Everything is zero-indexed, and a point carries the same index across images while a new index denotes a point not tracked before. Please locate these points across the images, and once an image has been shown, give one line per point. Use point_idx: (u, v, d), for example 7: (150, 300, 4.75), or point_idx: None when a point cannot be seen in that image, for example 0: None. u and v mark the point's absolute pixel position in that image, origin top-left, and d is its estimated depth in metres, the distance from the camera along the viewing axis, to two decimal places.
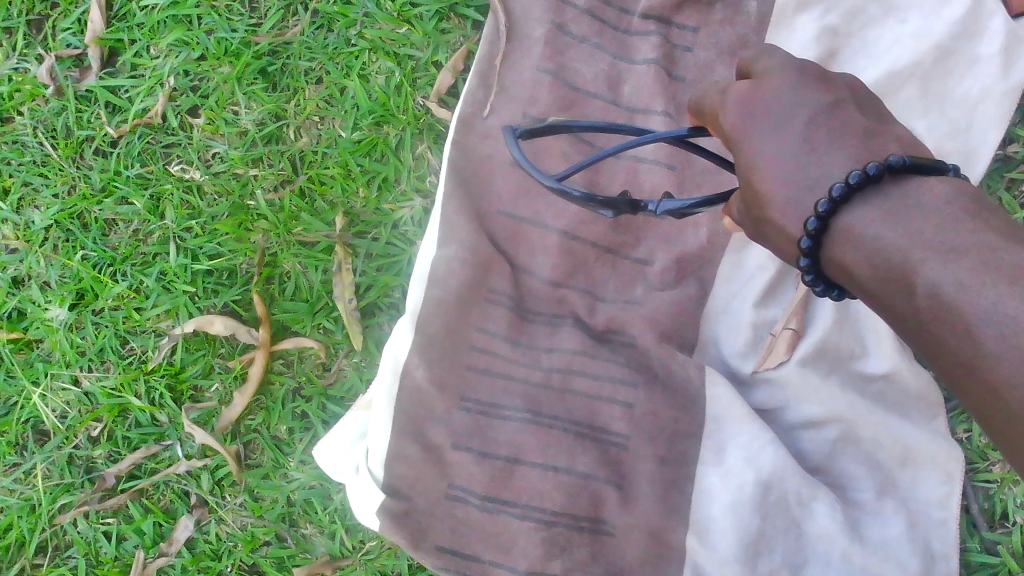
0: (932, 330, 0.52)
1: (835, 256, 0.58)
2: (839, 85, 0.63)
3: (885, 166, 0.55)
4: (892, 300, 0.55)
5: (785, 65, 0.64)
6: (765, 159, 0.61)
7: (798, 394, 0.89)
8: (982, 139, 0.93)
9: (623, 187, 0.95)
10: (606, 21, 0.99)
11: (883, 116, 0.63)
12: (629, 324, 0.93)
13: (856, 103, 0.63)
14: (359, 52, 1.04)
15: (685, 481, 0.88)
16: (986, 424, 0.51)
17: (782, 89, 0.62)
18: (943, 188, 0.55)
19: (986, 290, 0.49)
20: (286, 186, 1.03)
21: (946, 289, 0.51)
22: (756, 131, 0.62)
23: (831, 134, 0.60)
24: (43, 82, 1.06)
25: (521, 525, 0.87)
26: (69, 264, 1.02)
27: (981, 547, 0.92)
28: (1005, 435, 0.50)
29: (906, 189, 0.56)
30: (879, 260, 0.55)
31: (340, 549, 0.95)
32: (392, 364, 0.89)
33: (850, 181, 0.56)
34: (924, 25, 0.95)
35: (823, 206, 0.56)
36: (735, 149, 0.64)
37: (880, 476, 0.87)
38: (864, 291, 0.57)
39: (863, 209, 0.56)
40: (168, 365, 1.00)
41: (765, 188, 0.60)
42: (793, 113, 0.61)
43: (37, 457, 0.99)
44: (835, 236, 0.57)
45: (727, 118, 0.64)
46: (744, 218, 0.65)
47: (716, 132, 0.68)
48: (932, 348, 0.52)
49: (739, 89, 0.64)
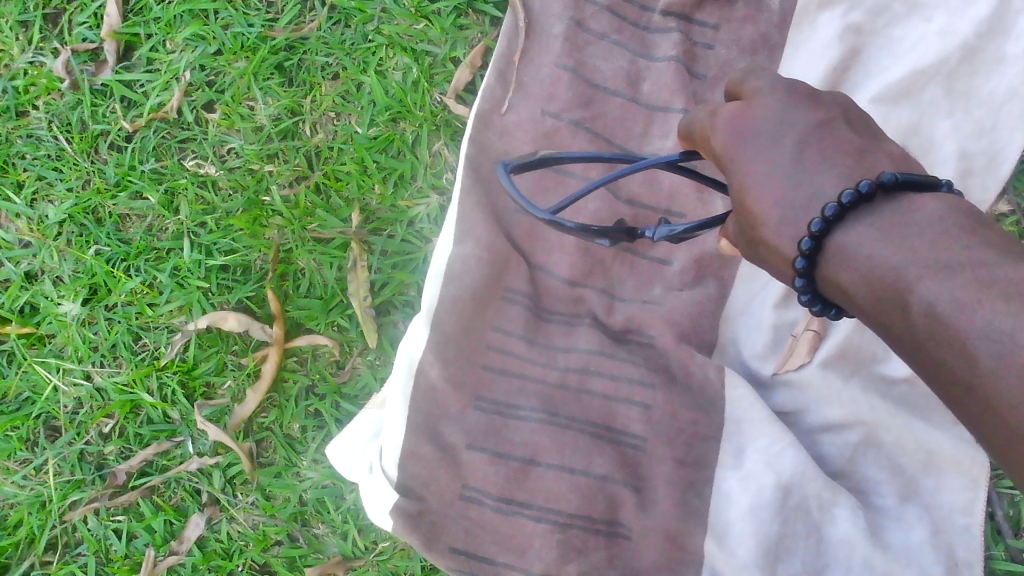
0: (930, 350, 0.50)
1: (830, 276, 0.57)
2: (829, 103, 0.62)
3: (877, 184, 0.55)
4: (889, 320, 0.54)
5: (774, 85, 0.63)
6: (757, 181, 0.60)
7: (821, 396, 0.88)
8: (1007, 140, 0.92)
9: (641, 188, 0.94)
10: (625, 17, 0.97)
11: (875, 132, 0.62)
12: (647, 324, 0.92)
13: (847, 121, 0.62)
14: (376, 48, 1.03)
15: (703, 484, 0.86)
16: (987, 445, 0.49)
17: (770, 109, 0.61)
18: (936, 204, 0.54)
19: (981, 308, 0.48)
20: (301, 181, 1.02)
21: (941, 307, 0.49)
22: (746, 151, 0.61)
23: (822, 152, 0.59)
24: (59, 76, 1.05)
25: (536, 527, 0.86)
26: (82, 259, 1.02)
27: (1006, 556, 0.90)
28: (1007, 459, 0.48)
29: (900, 207, 0.55)
30: (873, 279, 0.54)
31: (353, 550, 0.94)
32: (407, 362, 0.88)
33: (843, 201, 0.55)
34: (950, 23, 0.94)
35: (816, 226, 0.56)
36: (726, 170, 0.63)
37: (902, 481, 0.86)
38: (861, 312, 0.56)
39: (856, 228, 0.55)
40: (181, 362, 0.99)
41: (758, 209, 0.59)
42: (783, 132, 0.60)
43: (49, 453, 0.98)
44: (829, 255, 0.56)
45: (717, 139, 0.64)
46: (739, 239, 0.64)
47: (707, 153, 0.67)
48: (931, 368, 0.51)
49: (727, 110, 0.64)
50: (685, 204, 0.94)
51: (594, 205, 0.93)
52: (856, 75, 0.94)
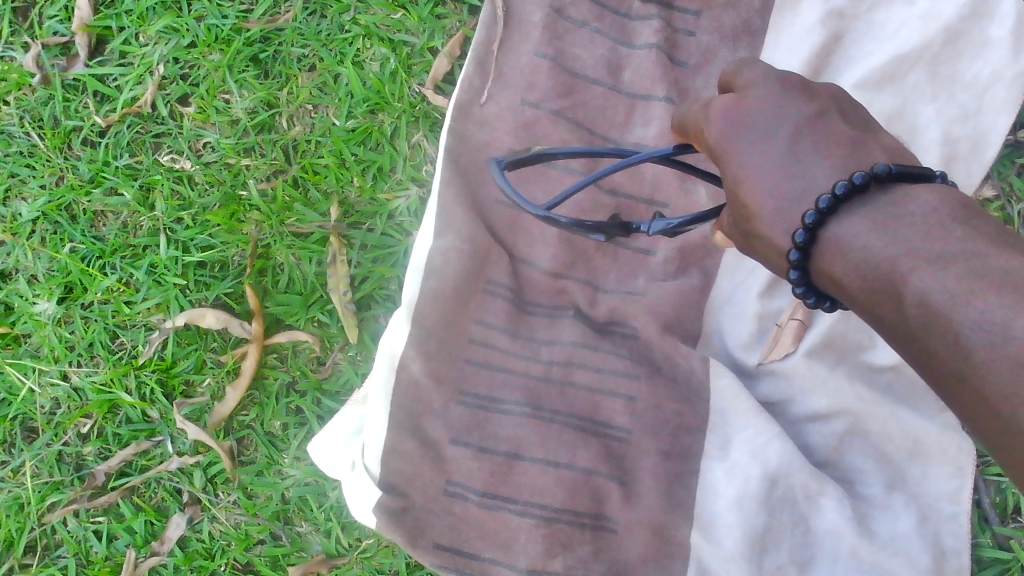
0: (923, 341, 0.49)
1: (824, 268, 0.56)
2: (822, 95, 0.61)
3: (870, 176, 0.54)
4: (883, 311, 0.53)
5: (767, 76, 0.62)
6: (752, 173, 0.58)
7: (805, 385, 0.87)
8: (992, 124, 0.91)
9: (625, 179, 0.93)
10: (606, 5, 0.96)
11: (867, 123, 0.62)
12: (631, 315, 0.91)
13: (840, 112, 0.61)
14: (352, 38, 1.01)
15: (689, 476, 0.85)
16: (981, 434, 0.48)
17: (765, 101, 0.60)
18: (930, 194, 0.53)
19: (974, 298, 0.46)
20: (279, 175, 1.00)
21: (934, 298, 0.48)
22: (740, 143, 0.60)
23: (815, 144, 0.58)
24: (29, 71, 1.03)
25: (522, 522, 0.85)
26: (57, 257, 1.00)
27: (993, 543, 0.90)
28: (1001, 448, 0.47)
29: (894, 198, 0.54)
30: (867, 270, 0.53)
31: (336, 548, 0.93)
32: (387, 356, 0.87)
33: (836, 192, 0.54)
34: (933, 7, 0.92)
35: (810, 218, 0.55)
36: (720, 162, 0.62)
37: (888, 469, 0.85)
38: (855, 303, 0.55)
39: (850, 219, 0.54)
40: (160, 360, 0.98)
41: (752, 201, 0.58)
42: (777, 124, 0.59)
43: (26, 455, 0.97)
44: (824, 247, 0.55)
45: (710, 131, 0.63)
46: (733, 232, 0.63)
47: (701, 146, 0.66)
48: (924, 358, 0.50)
49: (721, 101, 0.63)
50: (669, 193, 0.92)
51: (577, 195, 0.92)
52: (839, 61, 0.93)
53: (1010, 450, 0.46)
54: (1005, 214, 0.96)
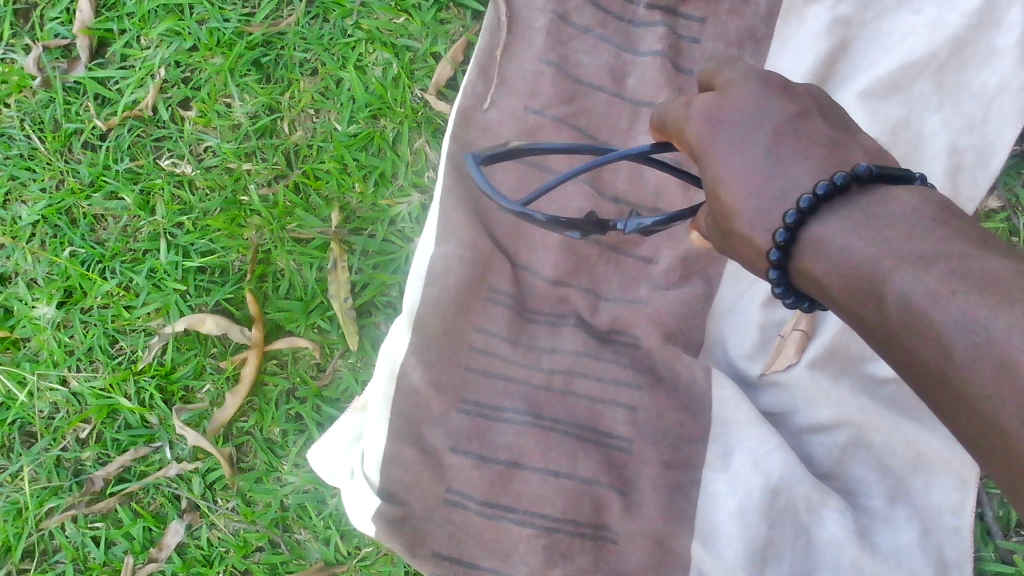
0: (903, 341, 0.49)
1: (804, 268, 0.55)
2: (804, 96, 0.60)
3: (852, 176, 0.53)
4: (864, 312, 0.52)
5: (748, 76, 0.62)
6: (732, 172, 0.58)
7: (808, 396, 0.87)
8: (997, 135, 0.90)
9: (627, 187, 0.92)
10: (609, 11, 0.95)
11: (850, 126, 0.61)
12: (632, 324, 0.90)
13: (822, 114, 0.60)
14: (355, 43, 1.01)
15: (690, 487, 0.85)
16: (964, 439, 0.47)
17: (746, 100, 0.60)
18: (911, 196, 0.53)
19: (956, 299, 0.46)
20: (280, 180, 1.00)
21: (915, 298, 0.48)
22: (721, 141, 0.59)
23: (796, 145, 0.57)
24: (30, 73, 1.03)
25: (521, 532, 0.84)
26: (57, 261, 0.99)
27: (995, 556, 0.90)
28: (983, 450, 0.46)
29: (874, 199, 0.53)
30: (848, 270, 0.52)
31: (335, 556, 0.93)
32: (387, 364, 0.86)
33: (817, 192, 0.53)
34: (939, 15, 0.92)
35: (791, 217, 0.54)
36: (700, 161, 0.61)
37: (890, 481, 0.85)
38: (835, 304, 0.54)
39: (831, 220, 0.54)
40: (158, 366, 0.97)
41: (732, 200, 0.58)
42: (758, 123, 0.58)
43: (24, 459, 0.96)
44: (804, 246, 0.54)
45: (690, 130, 0.62)
46: (712, 232, 0.62)
47: (679, 144, 0.65)
48: (904, 360, 0.49)
49: (702, 101, 0.62)
50: (671, 200, 0.92)
51: (579, 202, 0.91)
52: (844, 69, 0.92)
53: (991, 454, 0.45)
54: (1010, 225, 0.95)
